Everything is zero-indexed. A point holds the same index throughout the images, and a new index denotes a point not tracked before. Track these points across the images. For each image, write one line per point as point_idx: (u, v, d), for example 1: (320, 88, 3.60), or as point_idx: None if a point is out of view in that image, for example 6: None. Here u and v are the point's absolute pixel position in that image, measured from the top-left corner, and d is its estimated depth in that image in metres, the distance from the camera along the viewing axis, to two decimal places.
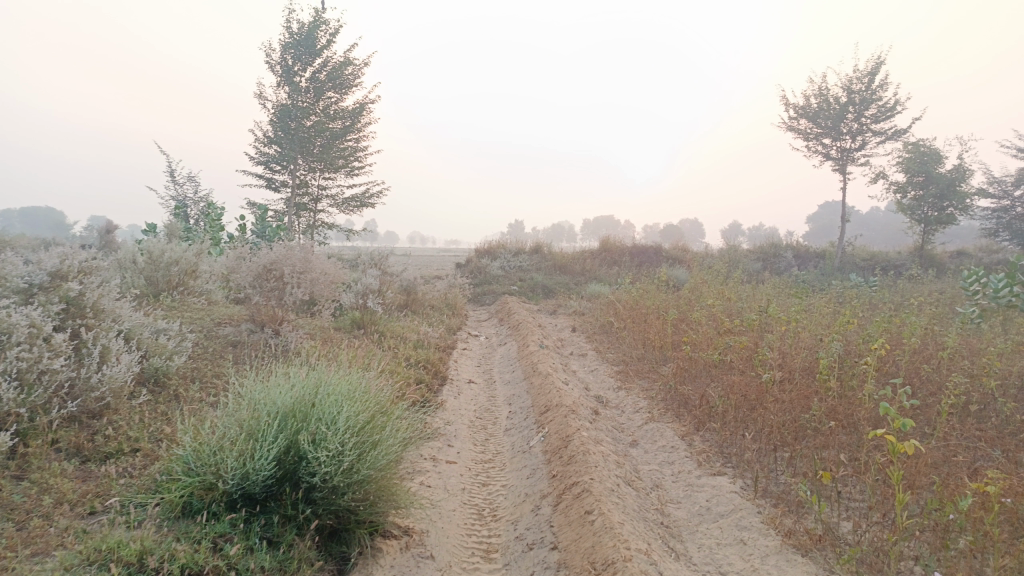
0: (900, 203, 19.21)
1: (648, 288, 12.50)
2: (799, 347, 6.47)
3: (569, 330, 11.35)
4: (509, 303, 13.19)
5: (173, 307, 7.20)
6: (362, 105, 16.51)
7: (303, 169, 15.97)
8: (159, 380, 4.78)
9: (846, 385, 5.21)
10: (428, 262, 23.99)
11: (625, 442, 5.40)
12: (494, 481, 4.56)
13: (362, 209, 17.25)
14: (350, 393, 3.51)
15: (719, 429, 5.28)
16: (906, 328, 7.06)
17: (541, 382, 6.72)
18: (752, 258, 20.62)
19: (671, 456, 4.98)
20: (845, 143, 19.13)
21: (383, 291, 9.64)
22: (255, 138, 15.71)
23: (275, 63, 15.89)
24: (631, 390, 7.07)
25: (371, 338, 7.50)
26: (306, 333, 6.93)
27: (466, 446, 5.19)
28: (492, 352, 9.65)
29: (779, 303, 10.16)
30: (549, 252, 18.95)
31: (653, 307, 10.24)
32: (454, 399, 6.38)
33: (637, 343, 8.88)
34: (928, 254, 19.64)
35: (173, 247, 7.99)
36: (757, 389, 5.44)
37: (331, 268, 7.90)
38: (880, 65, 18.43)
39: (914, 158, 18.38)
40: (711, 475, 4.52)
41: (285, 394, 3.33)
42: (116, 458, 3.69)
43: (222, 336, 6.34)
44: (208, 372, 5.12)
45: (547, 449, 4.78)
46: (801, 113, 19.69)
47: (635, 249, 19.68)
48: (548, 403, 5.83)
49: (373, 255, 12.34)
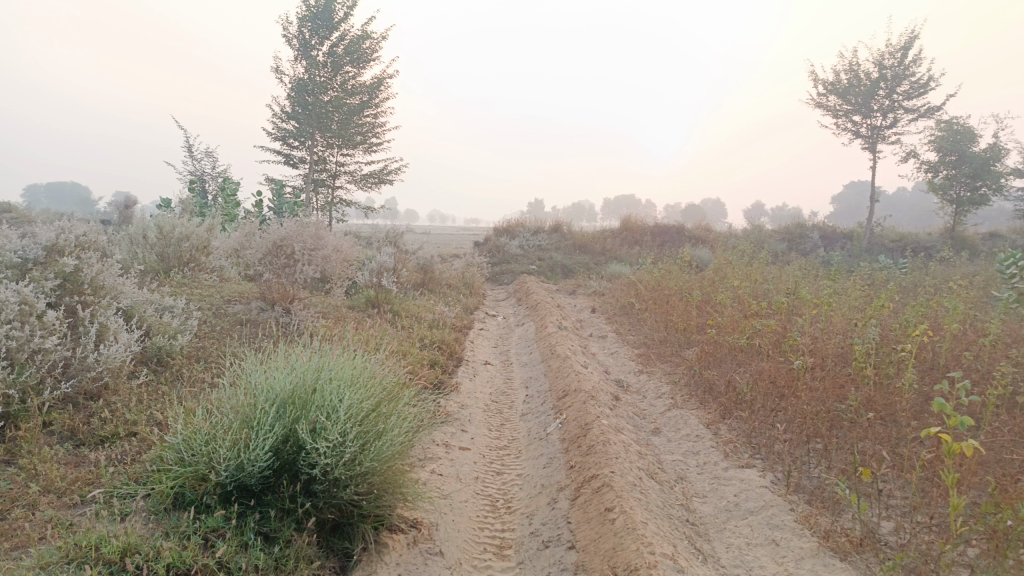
0: (931, 183, 18.61)
1: (669, 268, 12.18)
2: (831, 332, 6.17)
3: (588, 311, 11.08)
4: (527, 283, 12.92)
5: (183, 284, 7.02)
6: (380, 80, 16.21)
7: (321, 145, 15.72)
8: (162, 359, 4.59)
9: (884, 374, 4.93)
10: (448, 240, 23.76)
11: (647, 429, 5.15)
12: (509, 470, 4.33)
13: (380, 186, 17.01)
14: (355, 378, 3.27)
15: (746, 417, 5.01)
16: (944, 313, 6.71)
17: (559, 365, 6.47)
18: (777, 238, 20.16)
19: (695, 446, 4.73)
20: (875, 120, 18.54)
21: (398, 269, 9.43)
22: (273, 113, 15.51)
23: (292, 37, 15.60)
24: (653, 374, 6.81)
25: (385, 318, 7.28)
26: (318, 312, 6.72)
27: (481, 432, 4.97)
28: (509, 332, 9.41)
29: (806, 285, 9.80)
30: (569, 231, 18.65)
31: (676, 288, 9.93)
32: (469, 381, 6.16)
33: (659, 325, 8.60)
34: (960, 235, 19.07)
35: (183, 222, 7.80)
36: (787, 377, 5.17)
37: (343, 245, 7.70)
38: (914, 39, 17.76)
39: (947, 137, 17.77)
40: (739, 468, 4.26)
41: (285, 379, 3.12)
42: (111, 443, 3.51)
43: (231, 314, 6.15)
44: (213, 351, 4.93)
45: (566, 437, 4.54)
46: (830, 89, 19.09)
47: (656, 229, 19.30)
48: (567, 387, 5.58)
49: (389, 233, 12.11)
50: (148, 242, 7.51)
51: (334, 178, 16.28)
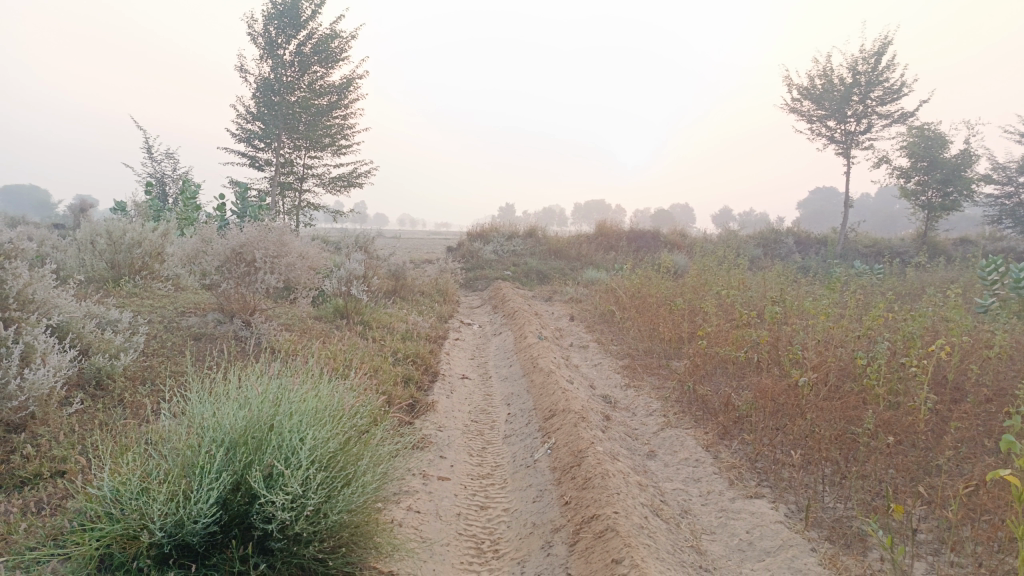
0: (903, 189, 18.59)
1: (648, 274, 11.84)
2: (829, 344, 5.84)
3: (566, 319, 10.68)
4: (502, 289, 12.48)
5: (134, 294, 6.47)
6: (349, 81, 15.68)
7: (287, 147, 15.13)
8: (101, 382, 4.08)
9: (894, 392, 4.60)
10: (418, 245, 23.25)
11: (641, 453, 4.76)
12: (494, 504, 3.89)
13: (350, 189, 16.47)
14: (319, 409, 2.79)
15: (749, 438, 4.63)
16: (940, 323, 6.42)
17: (543, 380, 6.05)
18: (752, 243, 20.01)
19: (696, 472, 4.34)
20: (849, 125, 18.48)
21: (368, 277, 8.93)
22: (237, 114, 14.91)
23: (258, 35, 15.00)
24: (641, 388, 6.41)
25: (354, 330, 6.80)
26: (281, 324, 6.23)
27: (461, 458, 4.50)
28: (485, 342, 8.97)
29: (791, 292, 9.49)
30: (543, 235, 18.24)
31: (658, 296, 9.58)
32: (446, 398, 5.71)
33: (643, 335, 8.21)
34: (931, 240, 19.07)
35: (135, 225, 7.25)
36: (791, 395, 4.80)
37: (309, 251, 7.05)
38: (887, 45, 17.74)
39: (919, 142, 17.78)
40: (747, 498, 3.87)
41: (237, 413, 2.62)
42: (32, 487, 2.99)
43: (186, 327, 5.63)
44: (162, 371, 4.41)
45: (557, 466, 4.12)
46: (804, 94, 19.01)
47: (632, 234, 19.02)
48: (554, 407, 5.15)
49: (358, 237, 11.59)
50: (97, 249, 6.96)
51: (301, 181, 15.71)
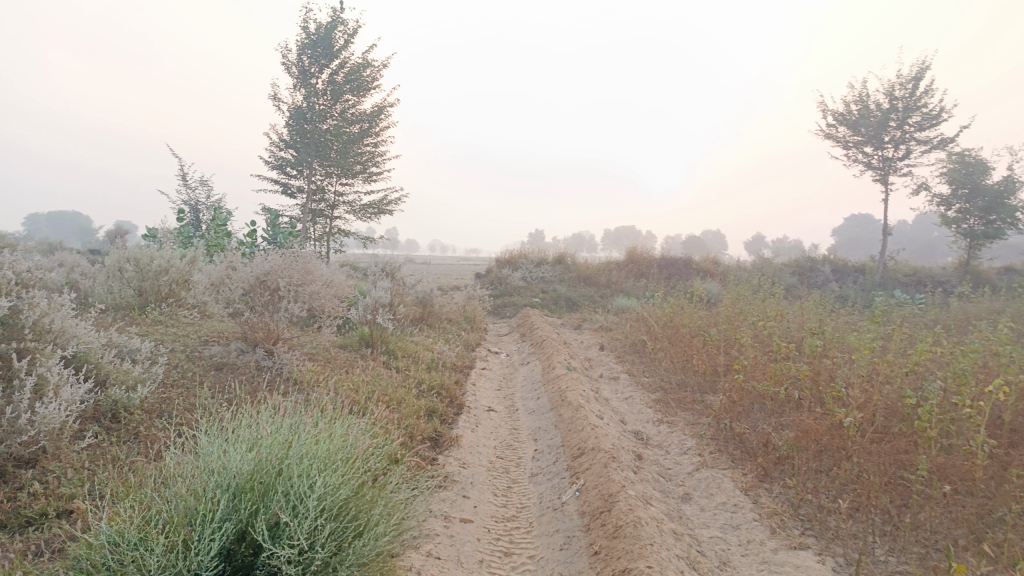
0: (944, 216, 18.07)
1: (681, 303, 11.56)
2: (874, 381, 5.54)
3: (596, 348, 10.43)
4: (531, 317, 12.30)
5: (159, 322, 6.42)
6: (380, 109, 15.77)
7: (319, 174, 15.22)
8: (117, 415, 3.98)
9: (948, 433, 4.31)
10: (448, 271, 23.23)
11: (676, 495, 4.52)
12: (518, 549, 3.67)
13: (380, 216, 16.49)
14: (331, 452, 2.63)
15: (792, 482, 4.36)
16: (992, 359, 6.07)
17: (572, 414, 5.83)
18: (787, 271, 19.60)
19: (734, 518, 4.08)
20: (886, 152, 18.09)
21: (394, 304, 8.81)
22: (270, 142, 15.06)
23: (292, 64, 15.17)
24: (674, 424, 6.16)
25: (379, 360, 6.65)
26: (304, 354, 6.11)
27: (485, 498, 4.29)
28: (513, 372, 8.77)
29: (830, 323, 9.15)
30: (573, 262, 18.06)
31: (691, 326, 9.31)
32: (471, 432, 5.52)
33: (675, 366, 7.95)
34: (975, 270, 18.48)
35: (162, 253, 7.25)
36: (836, 435, 4.54)
37: (335, 278, 6.94)
38: (925, 70, 17.37)
39: (959, 169, 17.29)
40: (791, 550, 3.60)
41: (245, 455, 2.46)
42: (37, 527, 2.86)
43: (208, 356, 5.53)
44: (180, 403, 4.29)
45: (586, 510, 3.89)
46: (840, 120, 18.68)
47: (664, 261, 18.75)
48: (583, 445, 4.93)
49: (386, 264, 11.53)
50: (125, 276, 6.95)
51: (332, 208, 15.76)
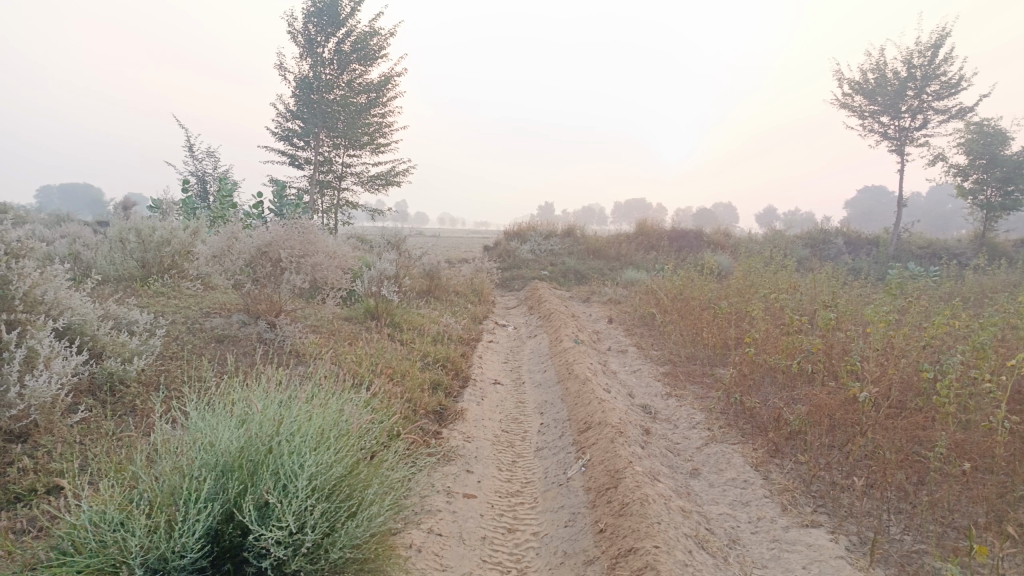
0: (960, 187, 17.71)
1: (691, 275, 11.39)
2: (890, 355, 5.39)
3: (605, 321, 10.32)
4: (539, 290, 12.18)
5: (162, 293, 6.33)
6: (388, 78, 15.53)
7: (326, 145, 15.04)
8: (114, 388, 3.89)
9: (967, 409, 4.18)
10: (456, 244, 23.13)
11: (684, 471, 4.42)
12: (522, 526, 3.59)
13: (387, 187, 16.32)
14: (325, 428, 2.53)
15: (804, 458, 4.25)
16: (1011, 332, 5.90)
17: (579, 387, 5.72)
18: (799, 243, 19.35)
19: (744, 494, 3.97)
20: (903, 122, 17.70)
21: (400, 276, 8.70)
22: (277, 112, 14.87)
23: (297, 33, 14.92)
24: (683, 398, 6.05)
25: (383, 332, 6.57)
26: (308, 326, 6.02)
27: (489, 473, 4.20)
28: (520, 345, 8.68)
29: (844, 296, 8.97)
30: (582, 234, 17.87)
31: (701, 298, 9.17)
32: (476, 405, 5.43)
33: (684, 340, 7.83)
34: (991, 242, 18.16)
35: (164, 224, 7.14)
36: (850, 411, 4.42)
37: (338, 250, 6.83)
38: (946, 36, 16.90)
39: (977, 139, 16.80)
40: (803, 528, 3.49)
41: (234, 431, 2.36)
42: (26, 504, 2.78)
43: (209, 327, 5.44)
44: (177, 375, 4.20)
45: (592, 487, 3.80)
46: (856, 89, 18.28)
47: (674, 233, 18.53)
48: (589, 419, 4.82)
49: (392, 236, 11.39)
50: (127, 247, 6.86)
51: (340, 179, 15.60)
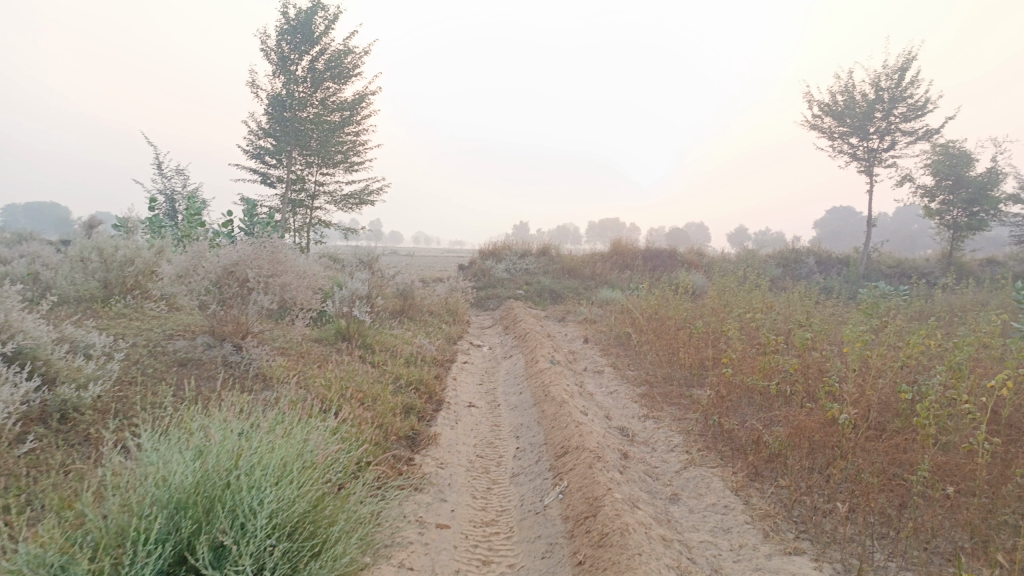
0: (927, 208, 18.01)
1: (666, 295, 11.37)
2: (867, 376, 5.35)
3: (580, 341, 10.24)
4: (515, 309, 12.08)
5: (124, 315, 6.11)
6: (362, 97, 15.42)
7: (298, 163, 14.85)
8: (67, 416, 3.69)
9: (946, 430, 4.14)
10: (431, 263, 23.00)
11: (663, 496, 4.31)
12: (498, 557, 3.45)
13: (361, 206, 16.16)
14: (288, 460, 2.38)
15: (784, 481, 4.17)
16: (985, 352, 5.91)
17: (555, 410, 5.60)
18: (772, 262, 19.51)
19: (725, 520, 3.88)
20: (872, 143, 17.99)
21: (373, 296, 8.54)
22: (248, 130, 14.68)
23: (270, 51, 14.77)
24: (661, 420, 5.96)
25: (355, 353, 6.40)
26: (276, 349, 5.84)
27: (463, 501, 4.05)
28: (496, 365, 8.55)
29: (818, 315, 8.99)
30: (557, 253, 17.84)
31: (676, 318, 9.13)
32: (450, 429, 5.28)
33: (661, 360, 7.77)
34: (957, 261, 18.46)
35: (128, 243, 6.93)
36: (830, 433, 4.35)
37: (309, 269, 6.63)
38: (911, 60, 17.26)
39: (943, 160, 17.15)
40: (786, 556, 3.40)
41: (190, 465, 2.21)
42: None
43: (172, 350, 5.24)
44: (136, 400, 4.01)
45: (570, 515, 3.68)
46: (826, 111, 18.57)
47: (648, 252, 18.58)
48: (566, 443, 4.70)
49: (365, 255, 11.23)
50: (89, 267, 6.64)
51: (312, 198, 15.41)
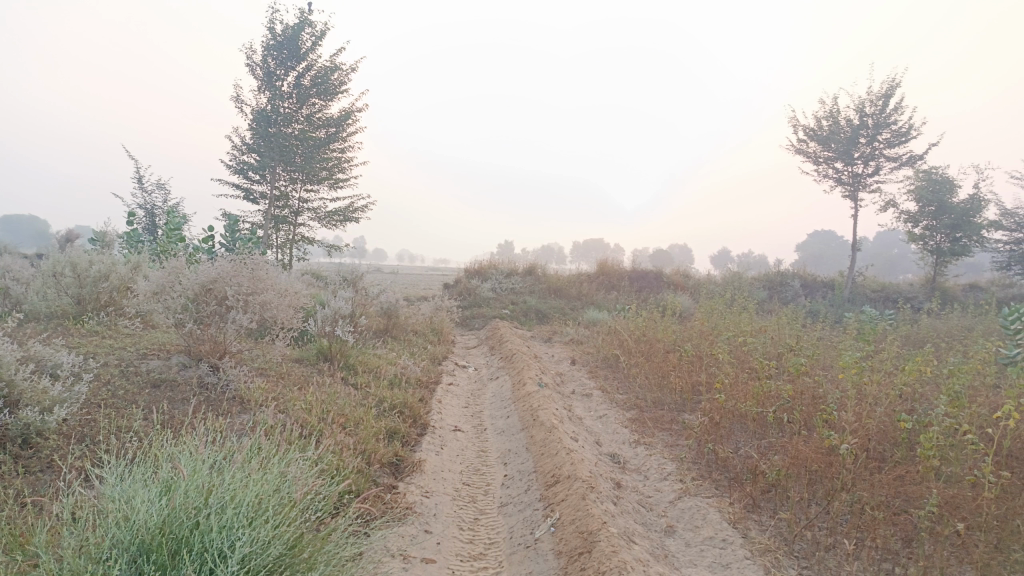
0: (910, 233, 18.11)
1: (653, 316, 11.26)
2: (863, 403, 5.22)
3: (567, 363, 10.09)
4: (500, 329, 11.91)
5: (96, 333, 5.87)
6: (348, 113, 15.28)
7: (283, 179, 14.67)
8: (29, 441, 3.46)
9: (950, 461, 4.00)
10: (415, 281, 22.80)
11: (658, 529, 4.14)
12: None
13: (345, 223, 15.96)
14: (264, 495, 2.19)
15: (783, 514, 4.00)
16: (979, 380, 5.82)
17: (544, 436, 5.42)
18: (757, 285, 19.52)
19: (724, 555, 3.71)
20: (856, 168, 18.11)
21: (356, 315, 8.34)
22: (232, 145, 14.48)
23: (256, 66, 14.61)
24: (652, 446, 5.80)
25: (337, 375, 6.19)
26: (254, 370, 5.62)
27: (450, 533, 3.85)
28: (481, 387, 8.36)
29: (807, 339, 8.90)
30: (543, 274, 17.71)
31: (665, 340, 9.01)
32: (435, 455, 5.08)
33: (651, 383, 7.62)
34: (941, 286, 18.55)
35: (103, 258, 6.70)
36: (830, 463, 4.21)
37: (290, 287, 6.42)
38: (895, 87, 17.43)
39: (926, 186, 17.28)
40: None
41: (155, 501, 2.00)
42: None
43: (145, 369, 5.01)
44: (104, 425, 3.78)
45: (563, 550, 3.49)
46: (811, 135, 18.69)
47: (634, 273, 18.52)
48: (557, 472, 4.52)
49: (348, 273, 11.03)
50: (61, 283, 6.39)
51: (296, 215, 15.19)
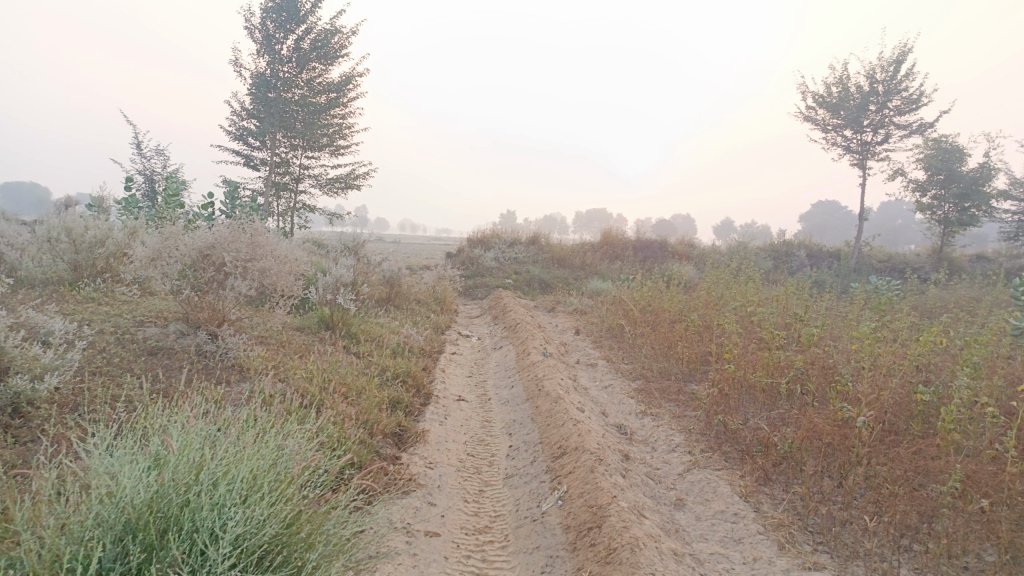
0: (919, 202, 17.85)
1: (658, 286, 11.10)
2: (876, 375, 5.09)
3: (571, 332, 9.96)
4: (504, 299, 11.77)
5: (92, 299, 5.75)
6: (349, 78, 14.98)
7: (283, 146, 14.43)
8: (21, 410, 3.36)
9: (970, 434, 3.88)
10: (417, 251, 22.63)
11: (668, 502, 4.04)
12: (493, 569, 3.16)
13: (347, 191, 15.75)
14: (259, 471, 2.06)
15: (796, 488, 3.90)
16: (993, 352, 5.67)
17: (549, 406, 5.31)
18: (763, 255, 19.32)
19: (736, 529, 3.61)
20: (865, 136, 17.80)
21: (357, 283, 8.20)
22: (232, 110, 14.24)
23: (255, 29, 14.29)
24: (659, 417, 5.69)
25: (338, 343, 6.07)
26: (253, 338, 5.50)
27: (455, 505, 3.75)
28: (485, 357, 8.25)
29: (815, 309, 8.76)
30: (546, 243, 17.51)
31: (671, 310, 8.87)
32: (438, 425, 4.98)
33: (657, 353, 7.50)
34: (948, 256, 18.33)
35: (99, 223, 6.55)
36: (845, 436, 4.09)
37: (290, 254, 6.26)
38: (906, 52, 17.03)
39: (935, 155, 16.96)
40: (805, 572, 3.13)
41: (143, 478, 1.88)
42: None
43: (141, 336, 4.89)
44: (97, 393, 3.67)
45: (571, 525, 3.40)
46: (819, 103, 18.34)
47: (639, 243, 18.32)
48: (564, 443, 4.42)
49: (349, 240, 10.86)
50: (56, 248, 6.26)
51: (297, 182, 14.99)
